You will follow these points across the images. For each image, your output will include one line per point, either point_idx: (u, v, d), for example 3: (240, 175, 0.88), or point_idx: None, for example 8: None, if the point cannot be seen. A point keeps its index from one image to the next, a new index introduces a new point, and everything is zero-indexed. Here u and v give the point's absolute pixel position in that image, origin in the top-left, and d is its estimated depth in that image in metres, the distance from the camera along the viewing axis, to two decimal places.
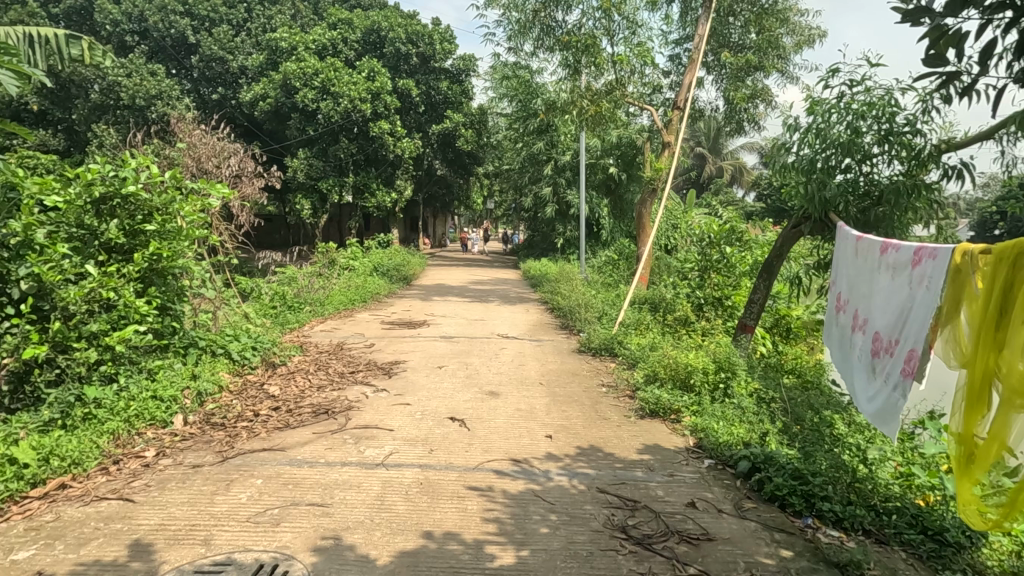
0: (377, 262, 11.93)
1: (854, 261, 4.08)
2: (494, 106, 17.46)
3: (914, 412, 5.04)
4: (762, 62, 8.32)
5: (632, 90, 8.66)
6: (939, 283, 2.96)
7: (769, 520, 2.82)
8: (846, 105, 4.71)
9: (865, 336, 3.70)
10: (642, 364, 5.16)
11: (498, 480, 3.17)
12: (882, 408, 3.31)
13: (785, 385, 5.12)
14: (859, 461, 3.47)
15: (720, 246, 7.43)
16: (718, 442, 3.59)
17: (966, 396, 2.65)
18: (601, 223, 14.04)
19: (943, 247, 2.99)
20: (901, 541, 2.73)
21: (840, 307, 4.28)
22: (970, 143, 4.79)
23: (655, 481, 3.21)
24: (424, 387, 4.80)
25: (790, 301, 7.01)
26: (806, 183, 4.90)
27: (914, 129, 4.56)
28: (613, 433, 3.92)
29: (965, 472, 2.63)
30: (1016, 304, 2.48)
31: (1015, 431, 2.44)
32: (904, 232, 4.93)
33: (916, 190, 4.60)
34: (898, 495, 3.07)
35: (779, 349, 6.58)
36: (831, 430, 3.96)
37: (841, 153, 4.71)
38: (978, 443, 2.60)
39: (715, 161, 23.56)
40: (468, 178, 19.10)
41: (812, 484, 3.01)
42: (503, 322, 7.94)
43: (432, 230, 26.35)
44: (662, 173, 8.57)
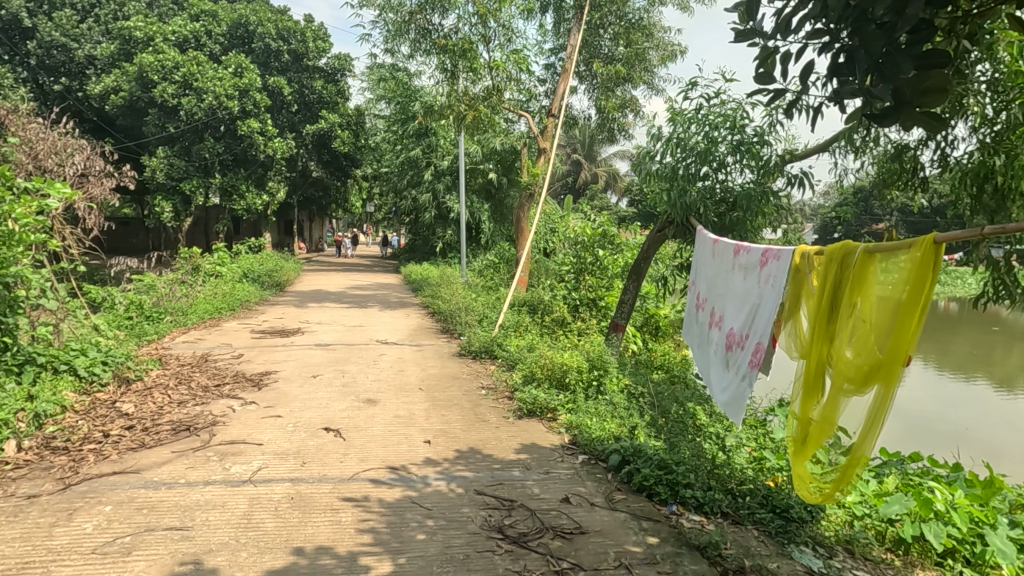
0: (247, 268, 11.33)
1: (711, 263, 4.38)
2: (371, 107, 17.42)
3: (766, 400, 5.50)
4: (630, 74, 8.74)
5: (508, 96, 8.82)
6: (782, 281, 3.25)
7: (637, 510, 2.96)
8: (703, 117, 5.05)
9: (720, 331, 3.98)
10: (520, 365, 5.26)
11: (374, 489, 3.10)
12: (733, 398, 3.57)
13: (653, 380, 5.42)
14: (718, 449, 3.74)
15: (593, 249, 7.78)
16: (591, 437, 3.73)
17: (805, 384, 2.92)
18: (482, 227, 14.16)
19: (786, 249, 3.29)
20: (753, 520, 2.97)
21: (699, 305, 4.58)
22: (809, 154, 5.30)
23: (532, 479, 3.28)
24: (297, 398, 4.61)
25: (658, 301, 7.43)
26: (669, 189, 5.22)
27: (762, 140, 4.97)
28: (491, 435, 3.96)
29: (802, 452, 2.90)
30: (844, 298, 2.78)
31: (843, 413, 2.73)
32: (756, 236, 5.34)
33: (764, 196, 5.00)
34: (751, 478, 3.33)
35: (649, 347, 6.95)
36: (693, 421, 4.24)
37: (699, 161, 5.06)
38: (813, 423, 2.88)
39: (590, 167, 24.45)
40: (346, 180, 18.61)
41: (675, 473, 3.19)
42: (383, 328, 7.79)
43: (307, 233, 25.38)
44: (538, 178, 8.77)
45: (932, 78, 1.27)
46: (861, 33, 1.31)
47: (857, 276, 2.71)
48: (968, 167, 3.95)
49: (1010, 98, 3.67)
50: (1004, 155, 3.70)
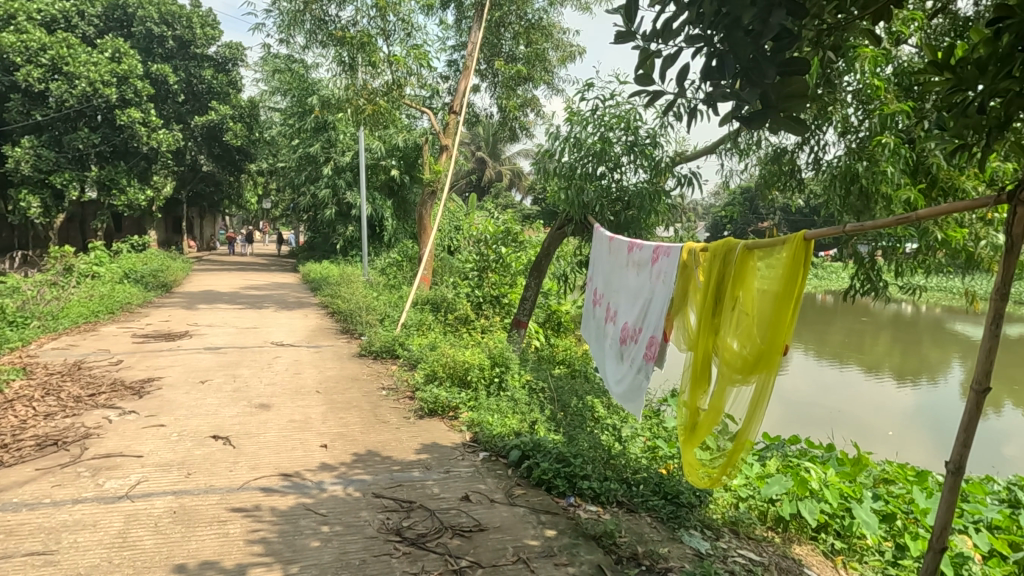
0: (129, 268, 10.56)
1: (607, 260, 4.51)
2: (266, 100, 16.64)
3: (660, 391, 5.75)
4: (531, 74, 8.83)
5: (410, 91, 8.69)
6: (672, 278, 3.39)
7: (536, 504, 3.00)
8: (598, 118, 5.19)
9: (615, 326, 4.10)
10: (422, 364, 5.20)
11: (266, 498, 2.97)
12: (628, 389, 3.69)
13: (555, 375, 5.52)
14: (615, 440, 3.86)
15: (496, 246, 7.80)
16: (492, 434, 3.75)
17: (695, 374, 3.06)
18: (385, 224, 13.92)
19: (675, 246, 3.44)
20: (646, 507, 3.07)
21: (595, 300, 4.70)
22: (698, 155, 5.58)
23: (432, 479, 3.25)
24: (183, 405, 4.34)
25: (560, 297, 7.58)
26: (567, 188, 5.34)
27: (654, 141, 5.15)
28: (391, 436, 3.89)
29: (693, 440, 3.04)
30: (727, 292, 2.93)
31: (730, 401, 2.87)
32: (650, 234, 5.55)
33: (657, 195, 5.22)
34: (645, 467, 3.46)
35: (551, 342, 7.08)
36: (592, 414, 4.37)
37: (596, 161, 5.19)
38: (702, 412, 3.01)
39: (494, 165, 24.57)
40: (239, 175, 17.75)
41: (572, 465, 3.26)
42: (279, 329, 7.49)
43: (198, 231, 24.01)
44: (441, 176, 8.72)
45: (793, 84, 1.37)
46: (730, 39, 1.34)
47: (739, 272, 2.88)
48: (836, 171, 4.26)
49: (871, 108, 4.03)
50: (866, 160, 4.01)
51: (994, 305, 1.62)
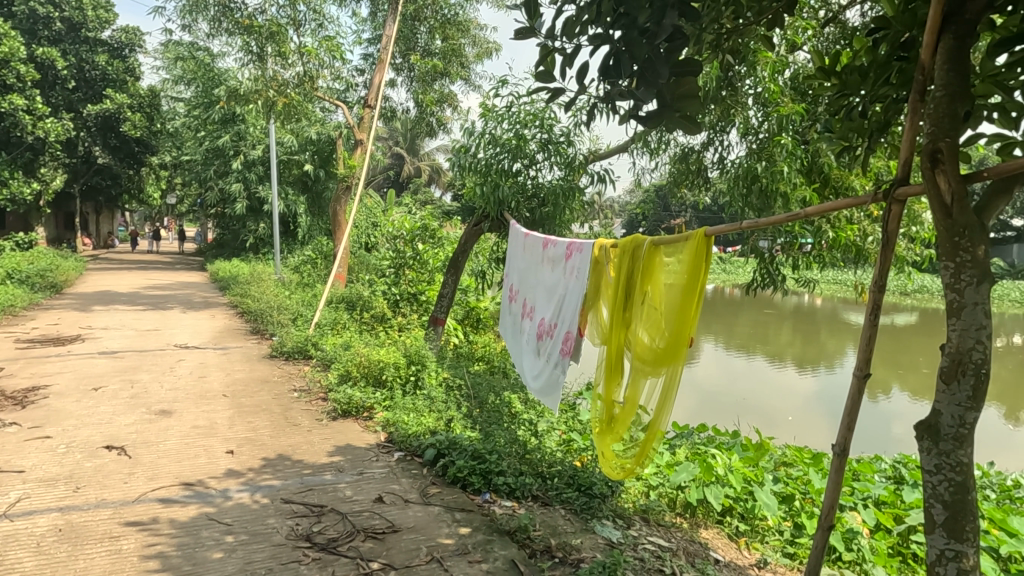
0: (12, 268, 9.73)
1: (522, 256, 4.55)
2: (168, 89, 15.75)
3: (577, 384, 5.86)
4: (447, 69, 8.77)
5: (323, 84, 8.44)
6: (585, 274, 3.46)
7: (452, 503, 2.98)
8: (513, 115, 5.23)
9: (532, 322, 4.14)
10: (335, 364, 5.07)
11: (165, 509, 2.81)
12: (545, 384, 3.71)
13: (473, 372, 5.52)
14: (531, 434, 3.90)
15: (413, 243, 7.72)
16: (407, 434, 3.70)
17: (608, 369, 3.12)
18: (298, 220, 13.47)
19: (587, 242, 3.52)
20: (561, 500, 3.11)
21: (512, 297, 4.73)
22: (611, 154, 5.73)
23: (345, 482, 3.17)
24: (73, 415, 4.04)
25: (478, 294, 7.57)
26: (483, 184, 5.35)
27: (568, 139, 5.25)
28: (303, 439, 3.77)
29: (610, 433, 3.10)
30: (636, 288, 3.02)
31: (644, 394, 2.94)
32: (566, 230, 5.64)
33: (571, 192, 5.30)
34: (559, 460, 3.51)
35: (469, 339, 7.08)
36: (509, 410, 4.40)
37: (511, 157, 5.22)
38: (618, 406, 3.07)
39: (413, 161, 24.26)
40: (139, 169, 16.73)
41: (488, 462, 3.27)
42: (183, 331, 7.11)
43: (95, 228, 22.47)
44: (356, 170, 8.51)
45: (687, 85, 1.40)
46: (626, 38, 1.35)
47: (646, 267, 2.97)
48: (738, 171, 4.48)
49: (769, 110, 4.26)
50: (765, 161, 4.26)
51: (873, 297, 1.72)
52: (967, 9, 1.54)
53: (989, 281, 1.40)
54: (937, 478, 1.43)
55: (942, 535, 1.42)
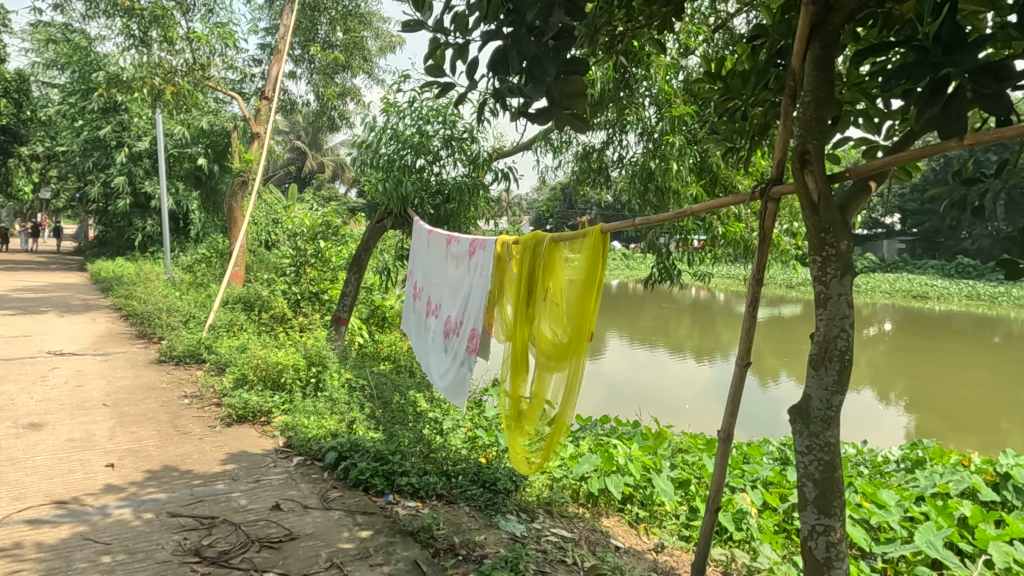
0: None
1: (426, 253, 4.51)
2: (39, 73, 14.48)
3: (483, 381, 5.88)
4: (349, 62, 8.55)
5: (215, 73, 8.03)
6: (489, 271, 3.48)
7: (353, 506, 2.91)
8: (415, 111, 5.18)
9: (438, 320, 4.11)
10: (231, 367, 4.84)
11: (31, 532, 2.57)
12: (453, 382, 3.67)
13: (378, 372, 5.43)
14: (436, 433, 3.87)
15: (314, 241, 7.34)
16: (307, 438, 3.59)
17: (513, 364, 3.13)
18: (191, 217, 12.74)
19: (490, 239, 3.54)
20: (465, 497, 3.11)
21: (416, 295, 4.69)
22: (515, 151, 5.80)
23: (239, 490, 3.03)
24: None
25: (384, 292, 7.45)
26: (385, 180, 5.26)
27: (471, 136, 5.26)
28: (193, 448, 3.57)
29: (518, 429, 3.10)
30: (538, 284, 3.05)
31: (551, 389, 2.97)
32: (471, 227, 5.63)
33: (475, 189, 5.30)
34: (464, 458, 3.51)
35: (375, 338, 6.95)
36: (413, 410, 4.35)
37: (414, 153, 5.16)
38: (526, 401, 3.09)
39: (316, 156, 23.52)
40: (6, 160, 15.28)
41: (390, 463, 3.22)
42: (58, 337, 6.56)
43: None
44: (252, 165, 8.15)
45: (573, 83, 1.42)
46: (515, 36, 1.35)
47: (547, 264, 3.01)
48: (635, 169, 4.65)
49: (663, 111, 4.44)
50: (659, 159, 4.47)
51: (752, 289, 1.82)
52: (831, 20, 1.65)
53: (851, 273, 1.52)
54: (808, 458, 1.53)
55: (814, 512, 1.52)
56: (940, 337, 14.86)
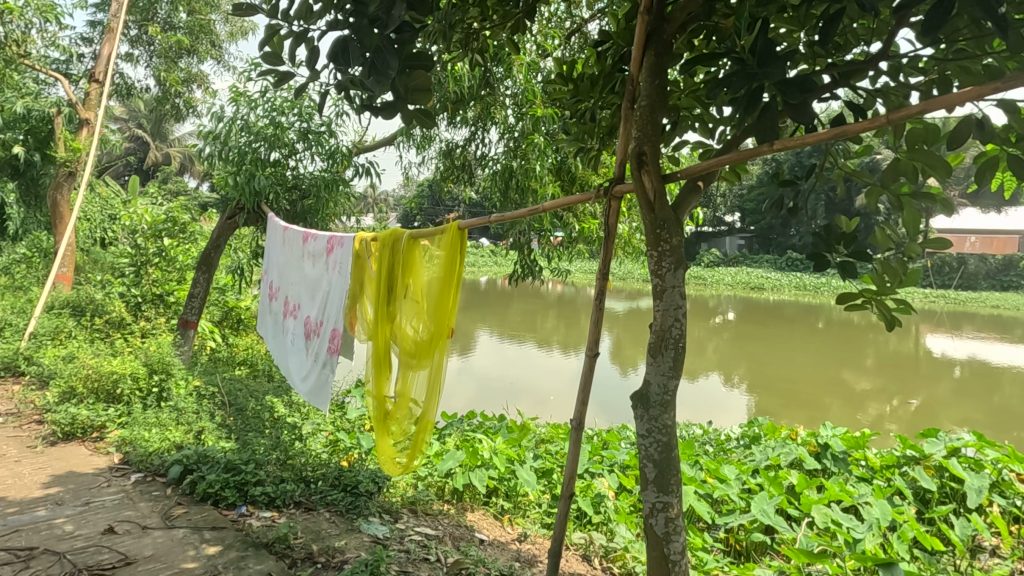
0: None
1: (282, 251, 4.30)
2: None
3: (346, 382, 5.72)
4: (195, 46, 7.95)
5: (33, 51, 7.14)
6: (347, 268, 3.38)
7: (200, 522, 2.72)
8: (268, 101, 4.92)
9: (297, 320, 3.93)
10: (55, 379, 4.35)
11: None
12: (314, 386, 3.51)
13: (232, 377, 5.11)
14: (295, 438, 3.71)
15: (157, 238, 6.76)
16: (148, 452, 3.31)
17: (375, 363, 3.04)
18: (7, 212, 11.28)
19: (348, 236, 3.44)
20: (325, 503, 3.00)
21: (272, 295, 4.46)
22: (376, 146, 5.69)
23: (64, 516, 2.73)
24: None
25: (238, 293, 7.03)
26: (236, 173, 4.95)
27: (329, 130, 5.10)
28: (8, 472, 3.17)
29: (384, 430, 3.02)
30: (398, 282, 3.00)
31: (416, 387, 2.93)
32: (331, 225, 5.45)
33: (334, 184, 5.15)
34: (324, 462, 3.39)
35: (228, 342, 6.53)
36: (270, 415, 4.15)
37: (267, 146, 4.90)
38: (391, 401, 3.00)
39: (160, 146, 21.70)
40: None
41: (243, 473, 3.05)
42: None
43: None
44: (81, 154, 7.35)
45: (417, 78, 1.41)
46: (356, 26, 1.31)
47: (407, 261, 2.97)
48: (497, 167, 4.73)
49: (524, 110, 4.54)
50: (520, 157, 4.60)
51: (599, 284, 1.91)
52: (664, 31, 1.76)
53: (684, 266, 1.64)
54: (648, 440, 1.62)
55: (653, 491, 1.62)
56: (774, 325, 16.47)
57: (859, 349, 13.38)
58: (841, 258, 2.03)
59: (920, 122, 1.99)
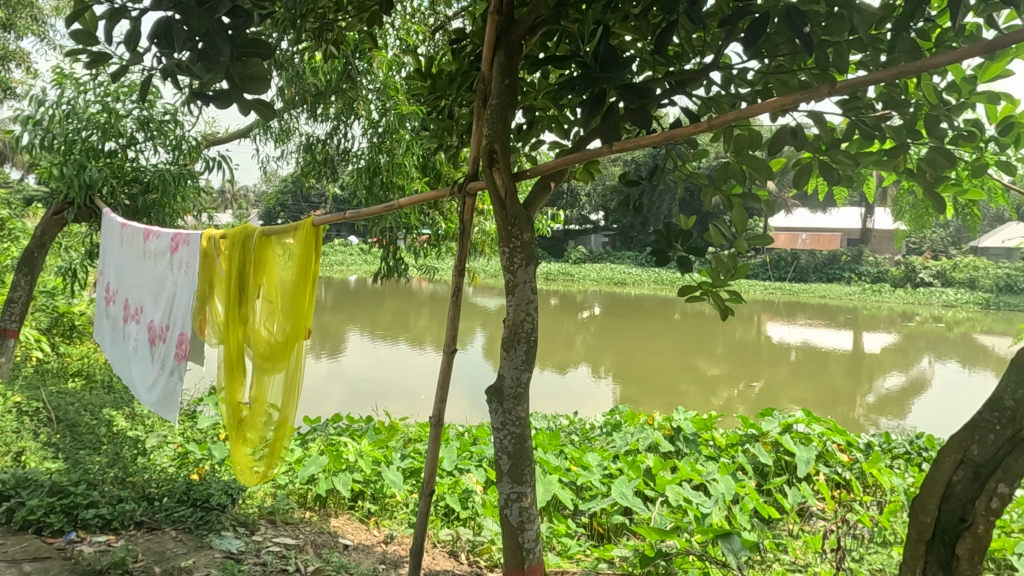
0: None
1: (119, 250, 3.94)
2: None
3: (198, 390, 5.35)
4: (12, 20, 7.07)
5: None
6: (194, 268, 3.15)
7: (18, 554, 2.43)
8: (101, 85, 4.49)
9: (139, 325, 3.61)
10: None
11: None
12: (161, 395, 3.24)
13: (62, 390, 4.62)
14: (137, 453, 3.43)
15: None
16: None
17: (227, 368, 2.85)
18: None
19: (194, 233, 3.21)
20: (171, 521, 2.80)
21: (110, 298, 4.08)
22: (228, 138, 5.37)
23: None
24: None
25: (71, 296, 6.36)
26: (63, 164, 4.46)
27: (174, 119, 4.77)
28: None
29: (238, 439, 2.84)
30: (250, 281, 2.83)
31: (273, 390, 2.78)
32: (178, 221, 5.06)
33: (181, 177, 4.79)
34: (170, 477, 3.15)
35: (59, 351, 5.89)
36: (108, 429, 3.80)
37: (101, 134, 4.47)
38: (246, 407, 2.83)
39: None
40: None
41: (73, 495, 2.77)
42: None
43: None
44: None
45: (252, 66, 1.35)
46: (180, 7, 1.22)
47: (259, 259, 2.82)
48: (362, 163, 4.63)
49: (387, 106, 4.48)
50: (385, 154, 4.54)
51: (455, 280, 1.92)
52: (513, 32, 1.80)
53: (534, 262, 1.68)
54: (503, 433, 1.65)
55: (508, 482, 1.65)
56: (635, 318, 17.42)
57: (709, 338, 14.49)
58: (680, 254, 2.19)
59: (747, 129, 2.18)
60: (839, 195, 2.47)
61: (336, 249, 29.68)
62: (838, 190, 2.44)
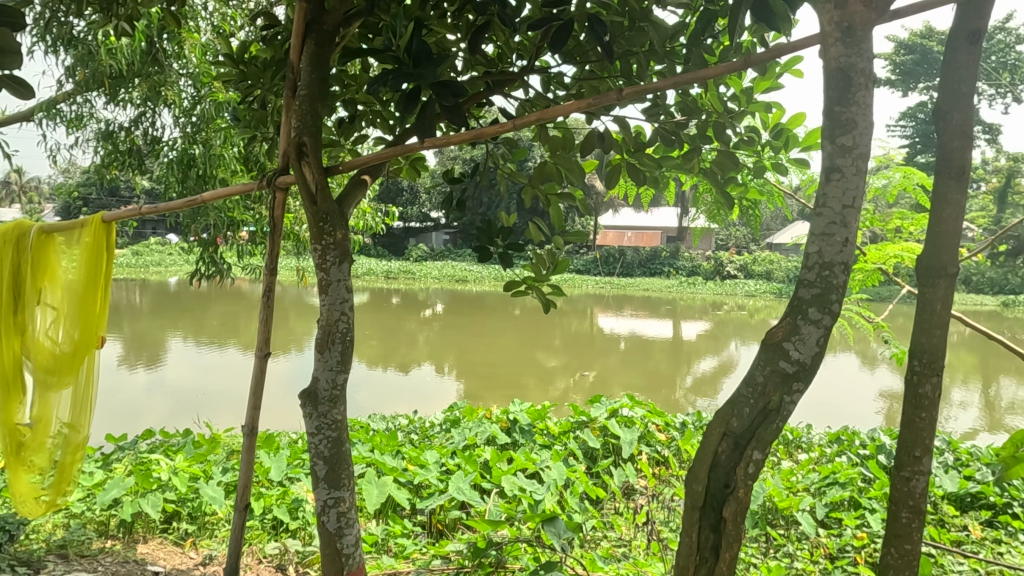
0: None
1: None
2: None
3: None
4: None
5: None
6: None
7: None
8: None
9: None
10: None
11: None
12: None
13: None
14: None
15: None
16: None
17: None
18: None
19: None
20: None
21: None
22: (5, 121, 4.67)
23: None
24: None
25: None
26: None
27: None
28: None
29: (15, 466, 2.45)
30: (26, 285, 2.45)
31: (61, 407, 2.45)
32: None
33: None
34: None
35: None
36: None
37: None
38: (25, 429, 2.45)
39: None
40: None
41: None
42: None
43: None
44: None
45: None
46: None
47: (38, 260, 2.45)
48: (173, 154, 4.25)
49: (201, 93, 4.15)
50: (200, 145, 4.20)
51: (267, 280, 1.81)
52: (325, 21, 1.70)
53: (348, 260, 1.64)
54: (317, 438, 1.59)
55: (324, 488, 1.60)
56: (475, 313, 17.73)
57: (546, 331, 15.12)
58: (500, 249, 2.24)
59: (563, 131, 2.27)
60: (647, 196, 2.66)
61: (152, 248, 27.06)
62: (646, 192, 2.63)
